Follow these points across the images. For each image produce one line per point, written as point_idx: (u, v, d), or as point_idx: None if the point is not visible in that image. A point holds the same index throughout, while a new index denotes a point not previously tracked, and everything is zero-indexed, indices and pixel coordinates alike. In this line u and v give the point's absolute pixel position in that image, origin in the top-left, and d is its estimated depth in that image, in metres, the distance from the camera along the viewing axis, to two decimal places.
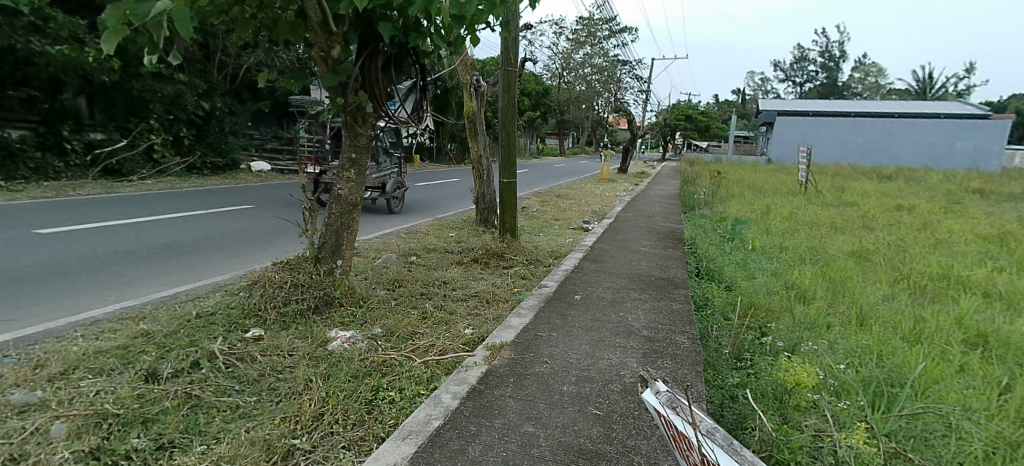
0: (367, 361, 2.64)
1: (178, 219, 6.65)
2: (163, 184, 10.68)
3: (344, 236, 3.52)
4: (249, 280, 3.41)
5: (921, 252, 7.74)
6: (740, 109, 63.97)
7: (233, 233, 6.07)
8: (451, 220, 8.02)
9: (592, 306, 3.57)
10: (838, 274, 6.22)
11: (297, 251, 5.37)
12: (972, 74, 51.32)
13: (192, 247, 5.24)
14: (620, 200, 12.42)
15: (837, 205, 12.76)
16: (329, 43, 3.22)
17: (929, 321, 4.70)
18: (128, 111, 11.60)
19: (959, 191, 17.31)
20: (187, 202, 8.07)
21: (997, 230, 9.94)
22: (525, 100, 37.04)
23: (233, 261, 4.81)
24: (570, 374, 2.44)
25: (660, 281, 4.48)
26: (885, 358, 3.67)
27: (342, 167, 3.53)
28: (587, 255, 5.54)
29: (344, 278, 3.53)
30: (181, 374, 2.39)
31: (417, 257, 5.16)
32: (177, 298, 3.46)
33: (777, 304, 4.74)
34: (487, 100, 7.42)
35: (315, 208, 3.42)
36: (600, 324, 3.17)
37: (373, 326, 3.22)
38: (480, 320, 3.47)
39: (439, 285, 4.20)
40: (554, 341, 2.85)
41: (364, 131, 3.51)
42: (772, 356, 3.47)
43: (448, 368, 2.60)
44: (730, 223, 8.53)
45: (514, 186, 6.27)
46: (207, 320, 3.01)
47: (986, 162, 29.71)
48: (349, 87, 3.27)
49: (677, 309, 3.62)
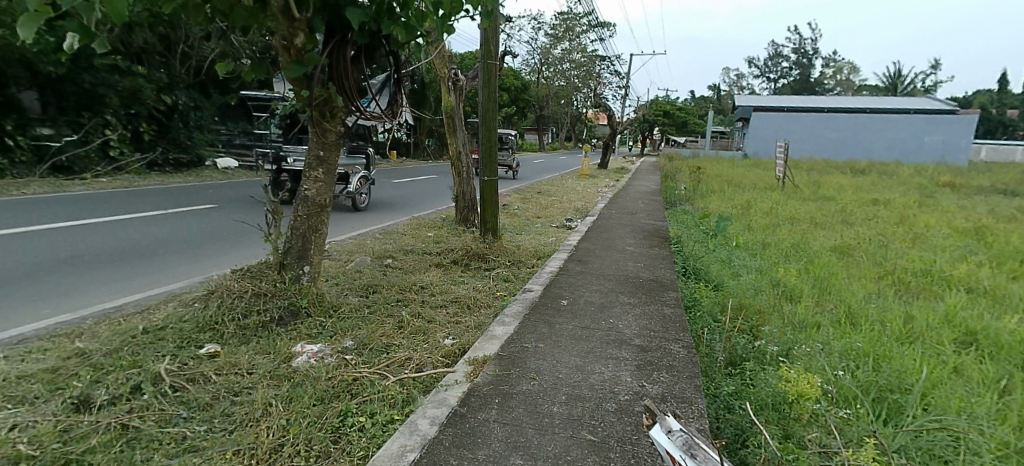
0: (336, 380, 2.39)
1: (136, 219, 6.28)
2: (120, 182, 10.14)
3: (311, 240, 3.28)
4: (206, 289, 3.13)
5: (903, 248, 7.72)
6: (717, 104, 64.60)
7: (194, 236, 5.71)
8: (430, 218, 7.77)
9: (579, 312, 3.38)
10: (824, 271, 6.14)
11: (263, 255, 5.06)
12: (939, 69, 52.48)
13: (148, 250, 4.92)
14: (601, 196, 12.25)
15: (816, 200, 12.78)
16: (292, 31, 2.95)
17: (919, 320, 4.61)
18: (80, 104, 10.98)
19: (930, 185, 17.58)
20: (148, 202, 7.64)
21: (973, 225, 10.01)
22: (504, 96, 36.57)
23: (191, 266, 4.49)
24: (560, 392, 2.24)
25: (649, 283, 4.31)
26: (882, 362, 3.54)
27: (309, 166, 3.28)
28: (572, 255, 5.34)
29: (312, 285, 3.28)
30: (119, 402, 2.11)
31: (394, 259, 4.91)
32: (122, 310, 3.16)
33: (765, 304, 4.62)
34: (466, 95, 7.16)
35: (279, 210, 3.16)
36: (589, 332, 2.98)
37: (343, 338, 2.98)
38: (461, 329, 3.25)
39: (417, 290, 3.96)
40: (542, 354, 2.63)
41: (332, 127, 3.24)
42: (766, 362, 3.32)
43: (425, 387, 2.38)
44: (714, 220, 8.43)
45: (496, 184, 6.05)
46: (156, 335, 2.73)
47: (955, 156, 30.34)
48: (316, 80, 2.99)
49: (668, 314, 3.44)
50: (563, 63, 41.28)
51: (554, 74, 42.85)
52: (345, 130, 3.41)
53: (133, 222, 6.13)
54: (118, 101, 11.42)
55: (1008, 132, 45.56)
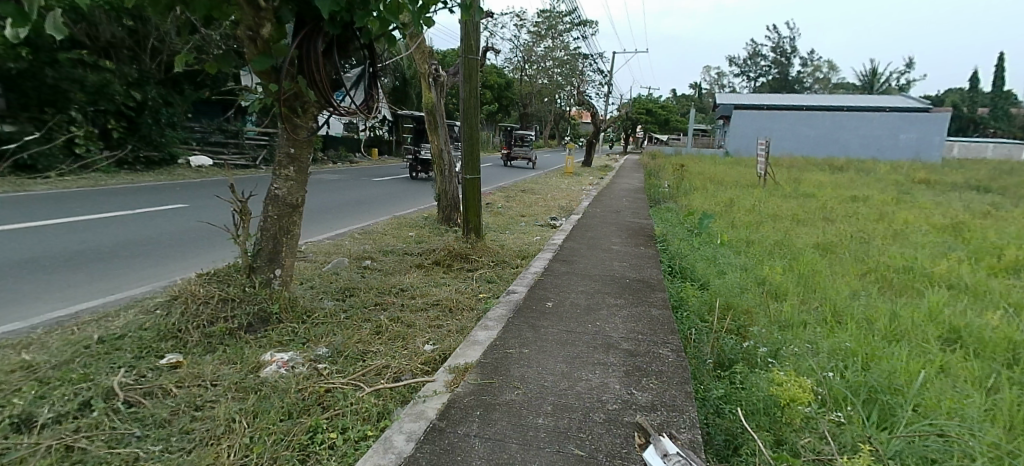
0: (306, 392, 2.25)
1: (101, 220, 6.01)
2: (86, 181, 9.75)
3: (283, 242, 3.13)
4: (168, 295, 2.94)
5: (883, 244, 7.77)
6: (698, 103, 65.10)
7: (162, 237, 5.46)
8: (411, 218, 7.60)
9: (564, 315, 3.26)
10: (808, 269, 6.12)
11: (233, 257, 4.86)
12: (913, 68, 53.56)
13: (111, 254, 4.68)
14: (585, 194, 12.17)
15: (796, 197, 12.86)
16: (258, 21, 2.79)
17: (904, 318, 4.58)
18: (42, 101, 10.37)
19: (906, 182, 17.85)
20: (114, 202, 7.34)
21: (950, 221, 10.14)
22: (489, 94, 35.97)
23: (156, 270, 4.29)
24: (545, 402, 2.12)
25: (636, 283, 4.21)
26: (869, 362, 3.48)
27: (279, 164, 3.13)
28: (557, 255, 5.22)
29: (283, 290, 3.13)
30: (65, 420, 1.94)
31: (374, 261, 4.74)
32: (77, 318, 2.96)
33: (752, 303, 4.55)
34: (447, 91, 6.99)
35: (248, 211, 3.01)
36: (576, 336, 2.86)
37: (317, 346, 2.83)
38: (442, 334, 3.11)
39: (396, 293, 3.81)
40: (527, 360, 2.51)
41: (304, 123, 3.09)
42: (755, 365, 3.24)
43: (402, 398, 2.25)
44: (698, 218, 8.37)
45: (479, 182, 5.91)
46: (112, 345, 2.55)
47: (928, 154, 30.96)
48: (284, 73, 2.84)
49: (657, 315, 3.34)
50: (547, 60, 41.16)
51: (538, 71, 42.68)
52: (318, 126, 3.26)
53: (97, 223, 5.86)
54: (83, 97, 10.96)
55: (978, 130, 46.68)
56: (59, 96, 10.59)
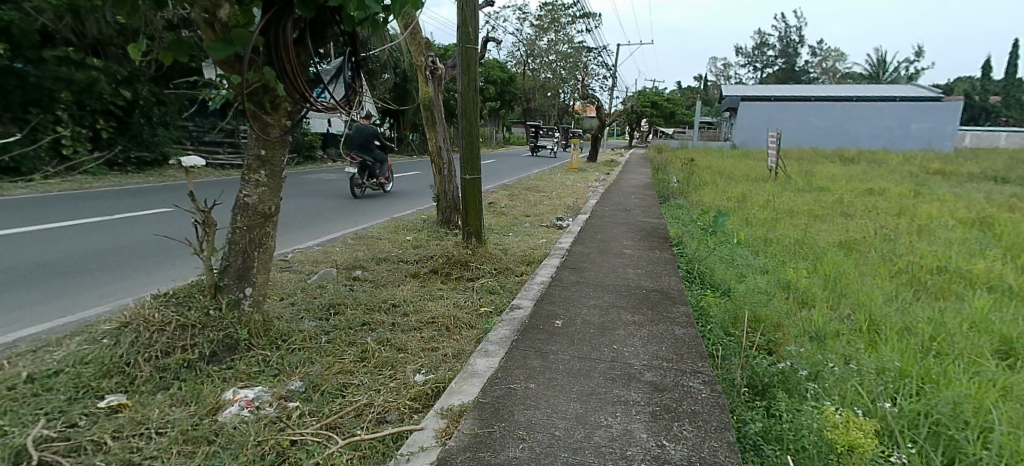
0: (265, 447, 1.91)
1: (69, 229, 5.64)
2: (71, 184, 9.42)
3: (254, 256, 2.74)
4: (117, 321, 2.56)
5: (909, 240, 7.34)
6: (703, 95, 64.51)
7: (130, 247, 5.09)
8: (409, 220, 7.22)
9: (577, 337, 2.85)
10: (835, 271, 5.67)
11: (202, 268, 4.49)
12: (921, 57, 52.85)
13: (70, 267, 4.31)
14: (592, 191, 11.72)
15: (810, 190, 12.44)
16: (215, 1, 2.42)
17: (949, 327, 4.14)
18: (27, 100, 9.82)
19: (920, 173, 17.34)
20: (91, 207, 6.98)
21: (976, 214, 9.63)
22: (491, 88, 35.51)
23: (117, 286, 3.94)
24: (557, 462, 1.73)
25: (654, 295, 3.80)
26: (924, 387, 3.05)
27: (248, 167, 2.74)
28: (565, 261, 4.83)
29: (255, 310, 2.74)
30: None
31: (365, 270, 4.36)
32: (12, 349, 2.59)
33: (782, 313, 4.12)
34: (445, 85, 6.55)
35: (212, 222, 2.61)
36: (590, 366, 2.45)
37: (290, 379, 2.44)
38: (436, 360, 2.73)
39: (387, 309, 3.41)
40: (534, 399, 2.12)
41: (275, 121, 2.71)
42: (794, 393, 2.84)
43: (381, 458, 1.87)
44: (712, 215, 7.91)
45: (479, 183, 5.50)
46: (42, 385, 2.20)
47: (939, 143, 30.24)
48: (247, 62, 2.45)
49: (681, 336, 2.92)
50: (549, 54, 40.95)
51: (540, 65, 42.52)
52: (293, 124, 2.88)
53: (63, 231, 5.49)
54: (69, 96, 10.56)
55: (990, 118, 45.91)
56: (44, 95, 10.08)
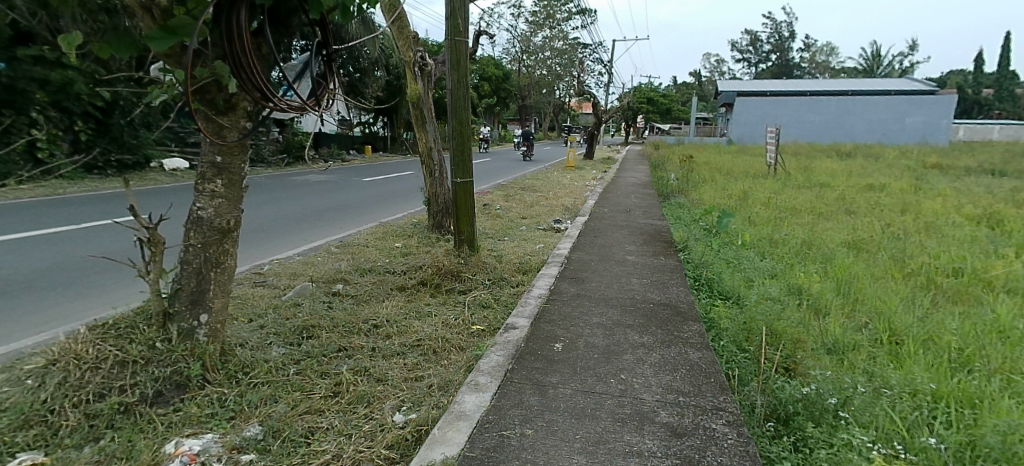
0: None
1: (21, 240, 5.29)
2: (45, 190, 9.05)
3: (210, 279, 2.41)
4: (45, 358, 2.26)
5: (919, 239, 7.03)
6: (698, 91, 64.13)
7: (79, 262, 4.71)
8: (398, 225, 6.88)
9: (580, 364, 2.52)
10: (847, 274, 5.34)
11: (147, 287, 4.11)
12: (916, 51, 52.63)
13: (7, 287, 3.95)
14: (590, 190, 11.42)
15: (812, 187, 12.12)
16: None
17: (975, 337, 3.83)
18: None
19: (919, 167, 17.09)
20: (59, 216, 6.63)
21: (984, 210, 9.31)
22: (485, 85, 35.04)
23: (53, 310, 3.57)
24: None
25: (663, 310, 3.49)
26: (964, 413, 2.74)
27: (203, 176, 2.41)
28: (563, 270, 4.52)
29: (211, 340, 2.42)
30: None
31: (347, 284, 4.01)
32: None
33: (798, 325, 3.81)
34: (435, 81, 6.20)
35: (159, 240, 2.28)
36: (596, 404, 2.13)
37: (248, 422, 2.12)
38: (420, 393, 2.39)
39: (368, 330, 3.08)
40: (529, 452, 1.80)
41: (230, 123, 2.38)
42: (820, 424, 2.53)
43: None
44: (715, 216, 7.59)
45: (471, 187, 5.16)
46: None
47: (936, 137, 29.94)
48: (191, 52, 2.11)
49: (697, 361, 2.61)
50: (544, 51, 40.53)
51: (535, 61, 42.03)
52: (255, 127, 2.54)
53: (14, 244, 5.14)
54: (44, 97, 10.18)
55: (984, 111, 45.83)
56: None
